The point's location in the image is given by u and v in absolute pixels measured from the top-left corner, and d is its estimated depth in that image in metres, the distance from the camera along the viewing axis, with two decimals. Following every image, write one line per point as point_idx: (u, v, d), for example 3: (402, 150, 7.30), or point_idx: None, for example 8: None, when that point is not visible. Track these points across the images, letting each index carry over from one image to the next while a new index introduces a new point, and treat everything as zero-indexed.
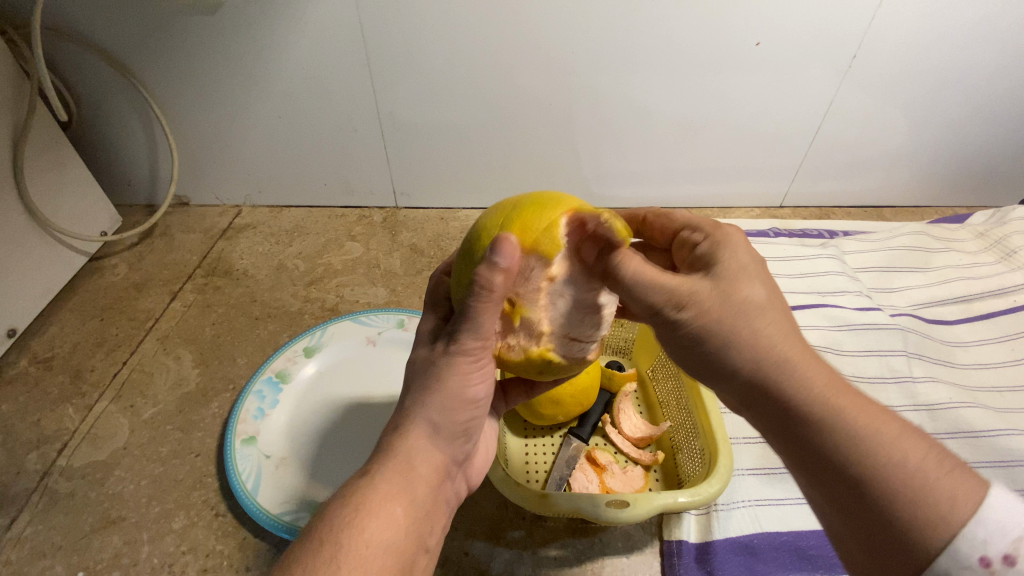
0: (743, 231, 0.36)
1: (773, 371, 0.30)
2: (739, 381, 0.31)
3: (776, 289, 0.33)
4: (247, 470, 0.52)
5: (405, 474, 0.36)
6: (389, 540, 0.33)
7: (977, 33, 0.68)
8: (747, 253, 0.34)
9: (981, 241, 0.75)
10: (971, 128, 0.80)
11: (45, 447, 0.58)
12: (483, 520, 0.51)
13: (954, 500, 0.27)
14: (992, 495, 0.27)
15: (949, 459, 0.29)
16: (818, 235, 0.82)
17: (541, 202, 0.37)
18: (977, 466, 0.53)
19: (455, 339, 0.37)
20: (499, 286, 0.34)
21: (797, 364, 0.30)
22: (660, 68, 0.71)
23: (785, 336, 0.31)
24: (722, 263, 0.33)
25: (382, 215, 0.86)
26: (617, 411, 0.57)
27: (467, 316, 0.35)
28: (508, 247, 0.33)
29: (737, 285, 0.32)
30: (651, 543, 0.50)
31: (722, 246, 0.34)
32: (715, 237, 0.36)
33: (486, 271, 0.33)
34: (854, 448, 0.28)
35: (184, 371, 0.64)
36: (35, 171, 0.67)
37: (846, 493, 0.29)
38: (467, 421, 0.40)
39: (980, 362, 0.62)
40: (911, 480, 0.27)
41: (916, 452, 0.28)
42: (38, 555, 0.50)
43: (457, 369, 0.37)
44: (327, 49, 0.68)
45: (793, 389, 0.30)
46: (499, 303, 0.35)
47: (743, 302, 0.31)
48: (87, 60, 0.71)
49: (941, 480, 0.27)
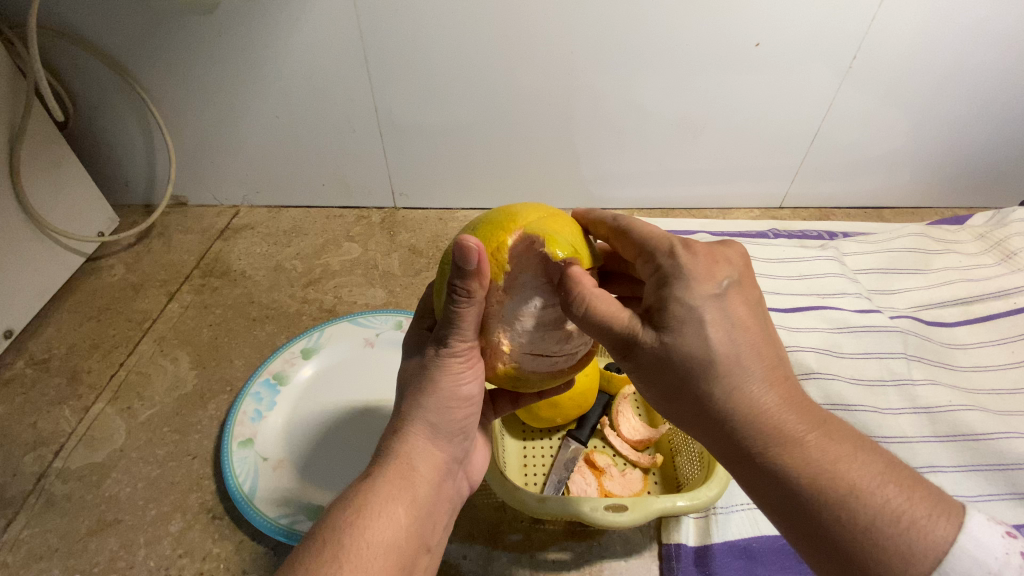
0: (700, 251, 0.33)
1: (733, 427, 0.31)
2: (698, 429, 0.33)
3: (735, 327, 0.32)
4: (245, 472, 0.52)
5: (405, 474, 0.37)
6: (390, 540, 0.34)
7: (978, 34, 0.68)
8: (701, 289, 0.32)
9: (982, 242, 0.75)
10: (972, 129, 0.80)
11: (42, 449, 0.58)
12: (481, 523, 0.51)
13: (908, 558, 0.28)
14: (956, 549, 0.28)
15: (915, 508, 0.29)
16: (818, 236, 0.82)
17: (518, 208, 0.39)
18: (977, 468, 0.52)
19: (442, 344, 0.37)
20: (477, 289, 0.34)
21: (751, 417, 0.31)
22: (660, 69, 0.70)
23: (741, 387, 0.31)
24: (673, 306, 0.32)
25: (381, 215, 0.86)
26: (616, 413, 0.57)
27: (450, 321, 0.35)
28: (474, 252, 0.33)
29: (684, 338, 0.31)
30: (650, 546, 0.50)
31: (673, 279, 0.33)
32: (665, 269, 0.34)
33: (459, 278, 0.33)
34: (810, 502, 0.30)
35: (181, 372, 0.64)
36: (31, 171, 0.67)
37: (801, 542, 0.31)
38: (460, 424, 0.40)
39: (980, 364, 0.61)
40: (866, 537, 0.28)
41: (876, 504, 0.29)
42: (34, 558, 0.50)
43: (447, 374, 0.38)
44: (325, 49, 0.67)
45: (749, 443, 0.31)
46: (480, 304, 0.35)
47: (690, 357, 0.31)
48: (84, 60, 0.70)
49: (898, 535, 0.28)
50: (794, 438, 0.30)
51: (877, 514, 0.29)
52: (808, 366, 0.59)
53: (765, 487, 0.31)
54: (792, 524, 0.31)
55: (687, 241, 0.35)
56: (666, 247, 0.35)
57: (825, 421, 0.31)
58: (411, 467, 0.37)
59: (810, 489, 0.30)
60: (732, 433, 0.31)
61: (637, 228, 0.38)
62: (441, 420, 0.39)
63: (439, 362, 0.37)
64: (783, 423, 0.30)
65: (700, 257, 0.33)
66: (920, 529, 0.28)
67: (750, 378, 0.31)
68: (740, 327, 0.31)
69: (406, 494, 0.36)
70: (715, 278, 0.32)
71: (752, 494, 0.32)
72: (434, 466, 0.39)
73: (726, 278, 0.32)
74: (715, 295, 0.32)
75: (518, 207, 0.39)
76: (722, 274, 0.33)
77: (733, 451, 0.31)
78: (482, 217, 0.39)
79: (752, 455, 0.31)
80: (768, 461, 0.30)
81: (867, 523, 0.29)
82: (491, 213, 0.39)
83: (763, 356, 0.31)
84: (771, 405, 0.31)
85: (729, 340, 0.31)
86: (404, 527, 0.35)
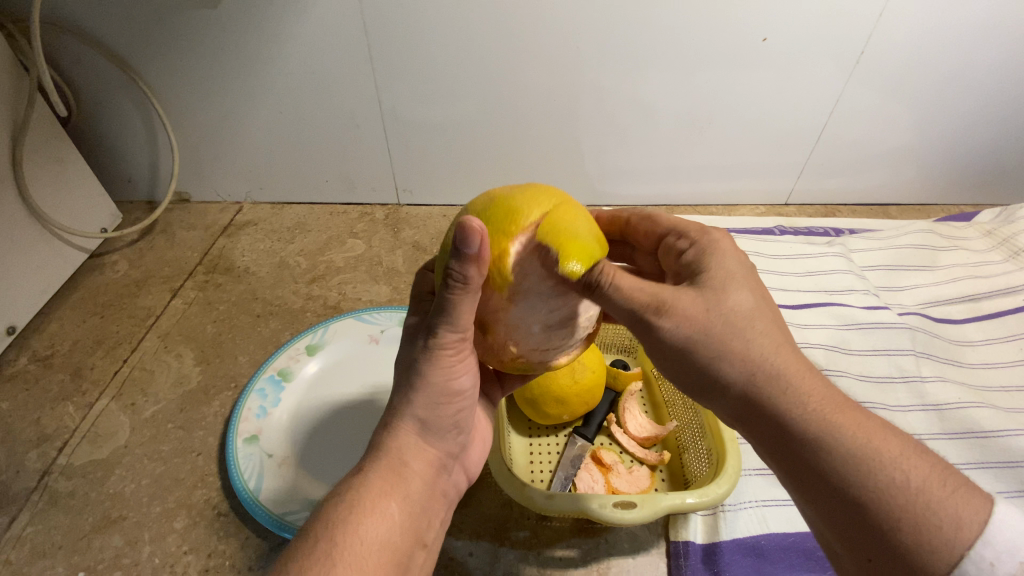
0: (728, 235, 0.38)
1: (765, 385, 0.31)
2: (737, 400, 0.32)
3: (766, 297, 0.34)
4: (250, 468, 0.52)
5: (396, 471, 0.37)
6: (384, 535, 0.34)
7: (984, 31, 0.68)
8: (733, 258, 0.36)
9: (989, 240, 0.75)
10: (978, 126, 0.79)
11: (46, 446, 0.57)
12: (487, 520, 0.51)
13: (958, 524, 0.28)
14: (995, 517, 0.28)
15: (948, 478, 0.29)
16: (823, 233, 0.81)
17: (518, 199, 0.36)
18: (985, 466, 0.52)
19: (434, 335, 0.36)
20: (475, 278, 0.32)
21: (792, 380, 0.31)
22: (663, 65, 0.70)
23: (781, 349, 0.32)
24: (710, 273, 0.35)
25: (385, 212, 0.86)
26: (622, 411, 0.57)
27: (444, 309, 0.34)
28: (477, 236, 0.31)
29: (727, 294, 0.33)
30: (658, 543, 0.50)
31: (707, 254, 0.36)
32: (701, 242, 0.38)
33: (457, 263, 0.31)
34: (858, 469, 0.29)
35: (185, 369, 0.64)
36: (34, 166, 0.67)
37: (849, 519, 0.30)
38: (456, 416, 0.40)
39: (988, 361, 0.61)
40: (915, 502, 0.28)
41: (919, 469, 0.29)
42: (38, 555, 0.50)
43: (438, 366, 0.37)
44: (328, 44, 0.67)
45: (791, 406, 0.31)
46: (477, 295, 0.33)
47: (735, 310, 0.32)
48: (86, 54, 0.70)
49: (945, 501, 0.28)
50: (832, 403, 0.31)
51: (923, 479, 0.29)
52: (817, 362, 0.58)
53: (797, 448, 0.31)
54: (836, 500, 0.30)
55: (711, 229, 0.39)
56: (696, 228, 0.39)
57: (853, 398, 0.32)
58: (403, 462, 0.37)
59: (858, 455, 0.29)
60: (773, 397, 0.31)
61: (663, 216, 0.43)
62: (448, 411, 0.39)
63: (430, 355, 0.36)
64: (823, 388, 0.31)
65: (726, 236, 0.38)
66: (963, 497, 0.28)
67: (787, 345, 0.32)
68: (770, 297, 0.34)
69: (398, 490, 0.36)
70: (742, 254, 0.36)
71: (786, 464, 0.31)
72: (427, 461, 0.39)
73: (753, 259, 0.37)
74: (747, 269, 0.35)
75: (519, 197, 0.36)
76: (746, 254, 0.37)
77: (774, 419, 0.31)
78: (481, 209, 0.37)
79: (793, 423, 0.31)
80: (812, 428, 0.30)
81: (914, 487, 0.28)
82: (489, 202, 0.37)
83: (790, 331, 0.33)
84: (806, 369, 0.32)
85: (762, 301, 0.33)
86: (398, 523, 0.35)
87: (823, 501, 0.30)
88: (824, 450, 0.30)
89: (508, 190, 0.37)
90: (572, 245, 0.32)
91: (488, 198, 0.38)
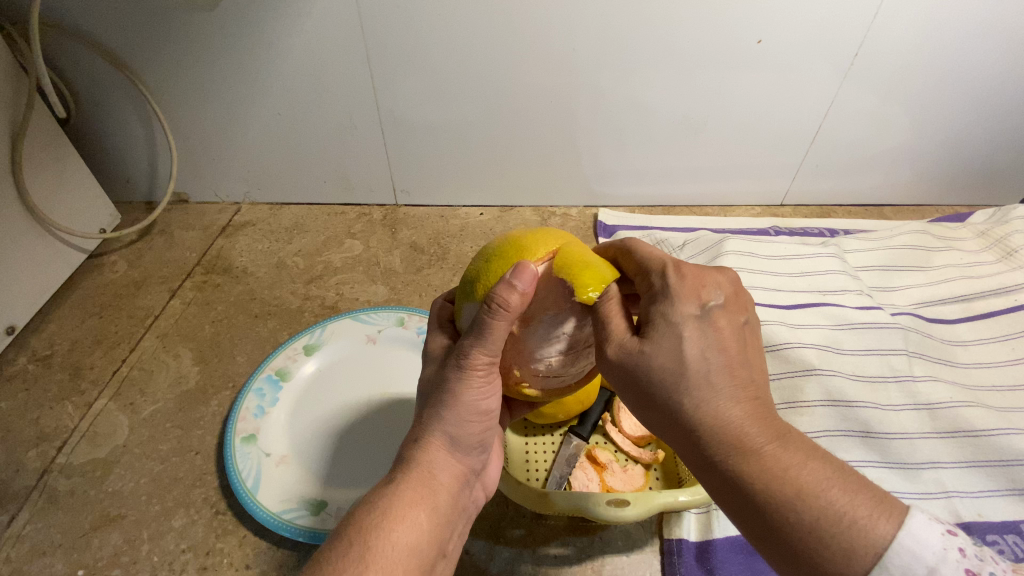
0: (691, 273, 0.35)
1: (686, 427, 0.32)
2: (669, 438, 0.34)
3: (711, 338, 0.33)
4: (248, 467, 0.52)
5: (426, 482, 0.37)
6: (413, 542, 0.34)
7: (979, 34, 0.68)
8: (683, 308, 0.34)
9: (982, 240, 0.75)
10: (973, 127, 0.80)
11: (45, 445, 0.58)
12: (483, 518, 0.51)
13: (851, 556, 0.29)
14: (891, 546, 0.28)
15: (856, 509, 0.29)
16: (818, 233, 0.82)
17: (529, 239, 0.39)
18: (975, 464, 0.53)
19: (465, 355, 0.37)
20: (517, 308, 0.35)
21: (714, 428, 0.32)
22: (665, 66, 0.70)
23: (707, 399, 0.32)
24: (655, 321, 0.34)
25: (382, 212, 0.86)
26: (618, 409, 0.57)
27: (481, 333, 0.36)
28: (529, 271, 0.35)
29: (659, 351, 0.33)
30: (651, 542, 0.50)
31: (659, 299, 0.35)
32: (657, 287, 0.35)
33: (503, 288, 0.34)
34: (763, 504, 0.31)
35: (184, 369, 0.64)
36: (33, 166, 0.67)
37: (757, 542, 0.32)
38: (483, 436, 0.41)
39: (980, 361, 0.62)
40: (813, 536, 0.29)
41: (825, 506, 0.29)
42: (38, 553, 0.50)
43: (473, 388, 0.38)
44: (326, 46, 0.68)
45: (710, 447, 0.32)
46: (512, 323, 0.36)
47: (663, 367, 0.33)
48: (85, 55, 0.70)
49: (841, 535, 0.29)
50: (750, 448, 0.31)
51: (823, 514, 0.29)
52: (810, 362, 0.58)
53: (715, 479, 0.32)
54: (747, 527, 0.32)
55: (679, 263, 0.36)
56: (661, 266, 0.36)
57: (786, 433, 0.32)
58: (433, 475, 0.38)
59: (763, 495, 0.30)
60: (694, 436, 0.32)
61: (640, 248, 0.40)
62: (477, 430, 0.40)
63: (461, 373, 0.37)
64: (745, 431, 0.31)
65: (687, 278, 0.35)
66: (861, 528, 0.29)
67: (717, 393, 0.32)
68: (714, 343, 0.33)
69: (426, 500, 0.36)
70: (700, 297, 0.34)
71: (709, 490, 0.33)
72: (455, 475, 0.39)
73: (712, 299, 0.34)
74: (697, 315, 0.33)
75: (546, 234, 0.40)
76: (708, 296, 0.34)
77: (697, 458, 0.33)
78: (496, 248, 0.40)
79: (712, 459, 0.32)
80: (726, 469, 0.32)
81: (812, 524, 0.29)
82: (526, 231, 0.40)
83: (732, 370, 0.33)
84: (735, 414, 0.32)
85: (699, 349, 0.32)
86: (425, 532, 0.35)
87: (739, 524, 0.33)
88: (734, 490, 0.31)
89: (519, 232, 0.41)
90: (586, 271, 0.37)
91: (506, 237, 0.41)
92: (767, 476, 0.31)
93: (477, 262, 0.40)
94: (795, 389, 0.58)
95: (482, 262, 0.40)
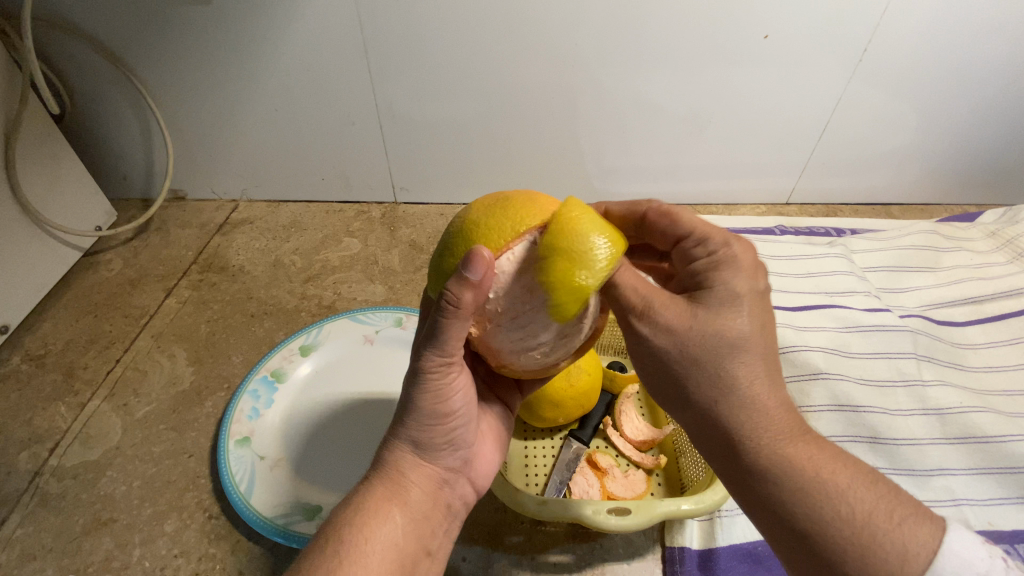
0: (753, 252, 0.36)
1: (729, 410, 0.32)
2: (698, 422, 0.34)
3: (766, 322, 0.34)
4: (241, 472, 0.51)
5: (395, 483, 0.38)
6: (387, 537, 0.35)
7: (992, 31, 0.67)
8: (745, 279, 0.34)
9: (992, 241, 0.74)
10: (984, 126, 0.78)
11: (37, 447, 0.57)
12: (481, 524, 0.50)
13: (905, 553, 0.29)
14: (943, 548, 0.29)
15: (897, 507, 0.30)
16: (826, 232, 0.80)
17: (490, 223, 0.34)
18: (986, 471, 0.52)
19: (421, 357, 0.36)
20: (469, 302, 0.32)
21: (757, 411, 0.32)
22: (672, 62, 0.69)
23: (756, 379, 0.32)
24: (716, 288, 0.34)
25: (381, 210, 0.85)
26: (619, 413, 0.56)
27: (436, 333, 0.34)
28: (481, 262, 0.31)
29: (722, 316, 0.33)
30: (653, 549, 0.49)
31: (720, 267, 0.35)
32: (719, 255, 0.36)
33: (455, 285, 0.31)
34: (804, 497, 0.30)
35: (178, 370, 0.63)
36: (30, 182, 0.67)
37: (790, 543, 0.31)
38: (450, 434, 0.40)
39: (991, 364, 0.60)
40: (864, 532, 0.29)
41: (868, 502, 0.30)
42: (27, 557, 0.50)
43: (426, 392, 0.37)
44: (326, 43, 0.66)
45: (751, 433, 0.32)
46: (469, 318, 0.33)
47: (723, 332, 0.32)
48: (79, 51, 0.69)
49: (893, 531, 0.29)
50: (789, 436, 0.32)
51: (871, 510, 0.30)
52: (816, 365, 0.57)
53: (750, 468, 0.32)
54: (778, 524, 0.31)
55: (740, 237, 0.37)
56: (720, 238, 0.37)
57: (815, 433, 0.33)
58: (402, 474, 0.38)
59: (807, 486, 0.31)
60: (736, 421, 0.32)
61: (683, 216, 0.40)
62: (441, 432, 0.39)
63: (417, 379, 0.36)
64: (784, 420, 0.32)
65: (751, 254, 0.36)
66: (910, 526, 0.30)
67: (763, 380, 0.32)
68: (768, 329, 0.33)
69: (396, 499, 0.37)
70: (758, 277, 0.35)
71: (736, 482, 0.33)
72: (426, 472, 0.39)
73: (767, 284, 0.35)
74: (756, 291, 0.34)
75: (519, 214, 0.34)
76: (763, 278, 0.35)
77: (732, 445, 0.32)
78: (455, 236, 0.35)
79: (750, 447, 0.32)
80: (763, 456, 0.32)
81: (861, 520, 0.30)
82: (495, 206, 0.35)
83: (776, 360, 0.33)
84: (778, 401, 0.33)
85: (756, 331, 0.33)
86: (399, 528, 0.36)
87: (767, 521, 0.32)
88: (775, 478, 0.31)
89: (479, 212, 0.35)
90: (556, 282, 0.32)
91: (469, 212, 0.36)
92: (813, 469, 0.31)
93: (437, 253, 0.36)
94: (801, 394, 0.56)
95: (444, 246, 0.36)
